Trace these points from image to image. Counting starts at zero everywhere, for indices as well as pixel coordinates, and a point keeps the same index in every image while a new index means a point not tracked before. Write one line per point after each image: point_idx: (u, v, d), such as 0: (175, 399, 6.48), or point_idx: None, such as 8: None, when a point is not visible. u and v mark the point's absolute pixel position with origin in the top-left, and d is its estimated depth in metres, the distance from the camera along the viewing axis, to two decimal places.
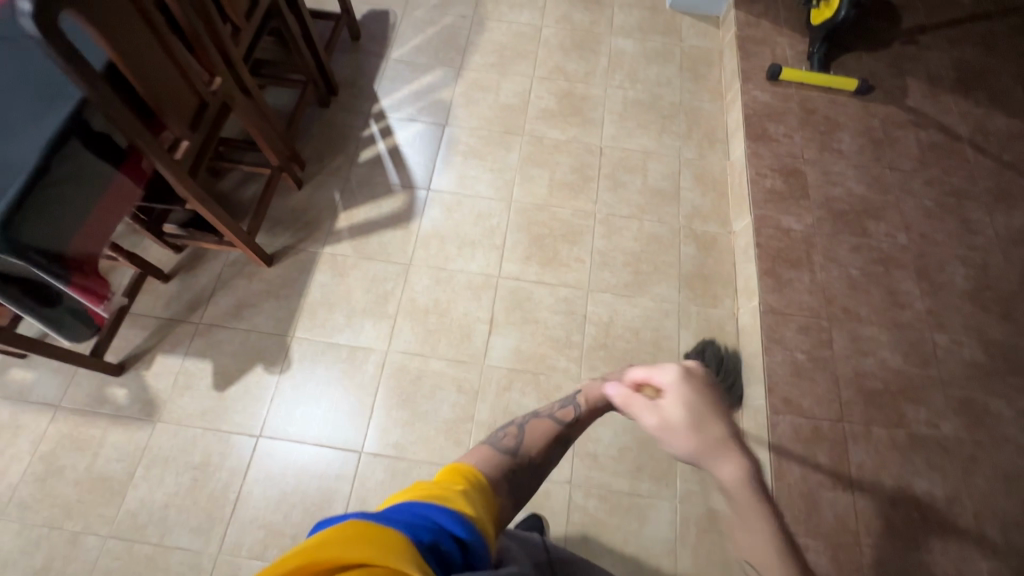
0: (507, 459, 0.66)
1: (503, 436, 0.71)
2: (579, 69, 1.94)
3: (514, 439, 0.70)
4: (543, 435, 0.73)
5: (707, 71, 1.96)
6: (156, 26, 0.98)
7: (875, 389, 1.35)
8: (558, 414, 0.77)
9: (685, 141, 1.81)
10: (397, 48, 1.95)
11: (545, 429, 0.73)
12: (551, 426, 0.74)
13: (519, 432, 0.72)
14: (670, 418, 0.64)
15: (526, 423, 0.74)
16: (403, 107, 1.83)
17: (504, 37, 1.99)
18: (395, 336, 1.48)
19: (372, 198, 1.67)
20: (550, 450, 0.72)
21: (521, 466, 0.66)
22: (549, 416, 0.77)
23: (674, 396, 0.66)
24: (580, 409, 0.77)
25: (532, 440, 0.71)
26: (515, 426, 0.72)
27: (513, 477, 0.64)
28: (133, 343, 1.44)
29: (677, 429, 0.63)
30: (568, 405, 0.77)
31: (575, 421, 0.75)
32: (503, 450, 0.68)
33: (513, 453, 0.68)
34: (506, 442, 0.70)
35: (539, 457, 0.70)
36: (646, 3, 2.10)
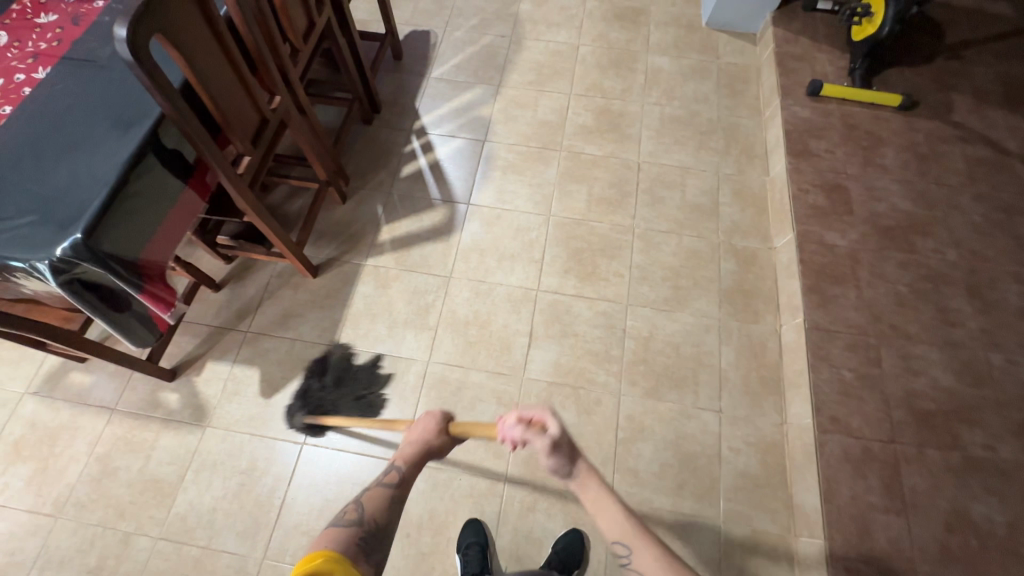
0: (355, 530, 0.72)
1: (342, 513, 0.75)
2: (616, 87, 1.96)
3: (357, 511, 0.75)
4: (381, 503, 0.78)
5: (745, 88, 1.96)
6: (228, 48, 1.04)
7: (929, 409, 1.31)
8: (383, 478, 0.81)
9: (723, 157, 1.81)
10: (437, 66, 2.01)
11: (379, 497, 0.78)
12: (383, 493, 0.79)
13: (359, 505, 0.76)
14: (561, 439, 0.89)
15: (363, 496, 0.78)
16: (443, 124, 1.88)
17: (541, 56, 2.04)
18: (434, 347, 1.50)
19: (413, 212, 1.71)
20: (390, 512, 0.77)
21: (370, 533, 0.72)
22: (379, 484, 0.81)
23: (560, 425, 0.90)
24: (402, 471, 0.82)
25: (374, 509, 0.76)
26: (353, 502, 0.76)
27: (365, 540, 0.71)
28: (186, 349, 1.50)
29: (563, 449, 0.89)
30: (392, 470, 0.82)
31: (402, 481, 0.81)
32: (351, 522, 0.73)
33: (360, 524, 0.73)
34: (349, 517, 0.74)
35: (385, 518, 0.76)
36: (682, 21, 2.12)
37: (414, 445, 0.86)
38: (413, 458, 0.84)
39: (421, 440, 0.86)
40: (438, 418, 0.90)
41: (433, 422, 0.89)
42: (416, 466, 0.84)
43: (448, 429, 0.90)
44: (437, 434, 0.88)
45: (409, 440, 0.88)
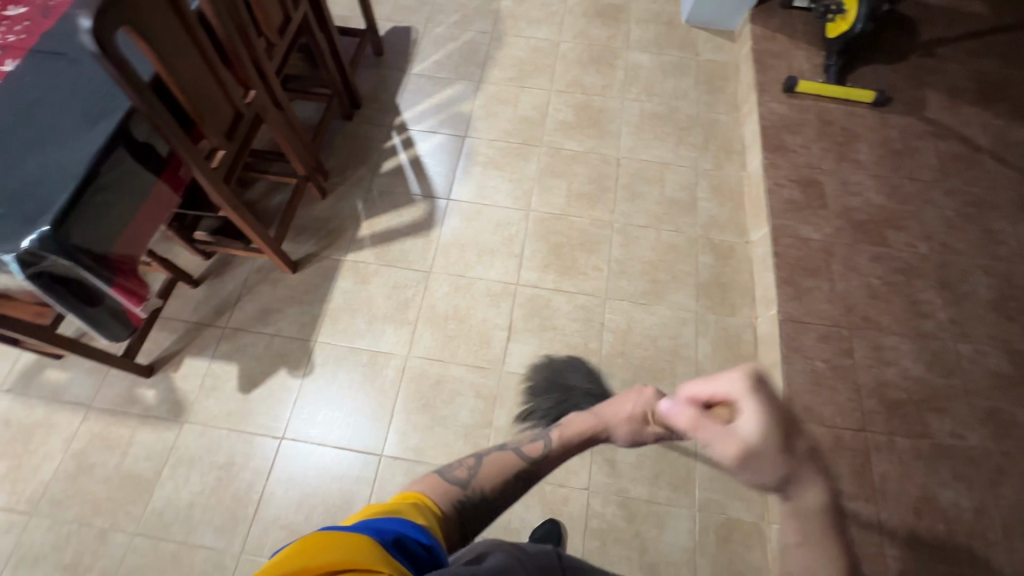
0: (458, 490, 0.70)
1: (456, 467, 0.74)
2: (597, 83, 1.97)
3: (470, 469, 0.74)
4: (500, 471, 0.75)
5: (723, 84, 1.99)
6: (200, 42, 1.04)
7: (898, 398, 1.34)
8: (524, 448, 0.78)
9: (701, 153, 1.83)
10: (418, 63, 2.02)
11: (503, 464, 0.76)
12: (511, 460, 0.76)
13: (474, 464, 0.75)
14: (750, 434, 0.62)
15: (485, 455, 0.77)
16: (424, 120, 1.88)
17: (523, 52, 2.04)
18: (414, 342, 1.50)
19: (393, 208, 1.71)
20: (505, 483, 0.75)
21: (471, 500, 0.70)
22: (516, 449, 0.79)
23: (750, 409, 0.64)
24: (551, 444, 0.78)
25: (489, 474, 0.74)
26: (472, 458, 0.76)
27: (462, 510, 0.69)
28: (163, 346, 1.49)
29: (758, 451, 0.62)
30: (536, 440, 0.78)
31: (541, 457, 0.77)
32: (456, 480, 0.72)
33: (463, 486, 0.71)
34: (459, 473, 0.73)
35: (493, 492, 0.73)
36: (662, 18, 2.14)
37: (595, 420, 0.82)
38: (572, 433, 0.80)
39: (607, 416, 0.81)
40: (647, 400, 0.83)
41: (641, 400, 0.82)
42: (568, 450, 0.79)
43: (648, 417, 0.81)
44: (629, 420, 0.81)
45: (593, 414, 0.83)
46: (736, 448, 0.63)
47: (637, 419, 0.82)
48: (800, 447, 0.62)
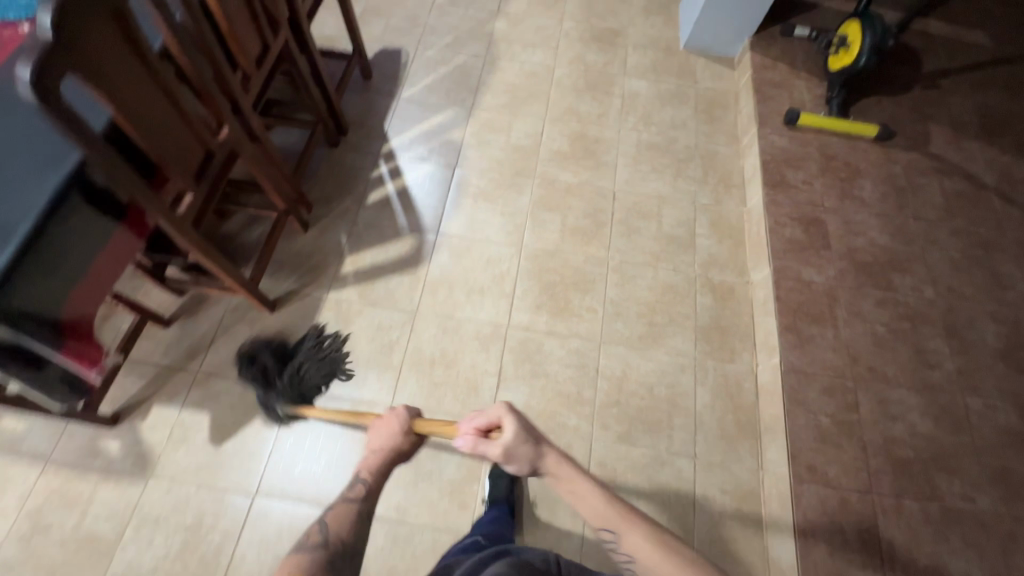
0: (320, 553, 0.69)
1: (305, 538, 0.72)
2: (592, 111, 1.91)
3: (319, 533, 0.73)
4: (349, 521, 0.76)
5: (722, 113, 1.92)
6: (165, 82, 0.96)
7: (906, 456, 1.27)
8: (349, 494, 0.81)
9: (700, 186, 1.77)
10: (408, 86, 1.94)
11: (344, 514, 0.77)
12: (350, 510, 0.78)
13: (321, 528, 0.74)
14: (514, 435, 0.82)
15: (324, 517, 0.76)
16: (413, 147, 1.80)
17: (516, 77, 1.98)
18: (398, 389, 1.42)
19: (379, 242, 1.63)
20: (357, 528, 0.76)
21: (339, 555, 0.71)
22: (344, 500, 0.80)
23: (515, 422, 0.83)
24: (367, 483, 0.83)
25: (341, 527, 0.75)
26: (317, 523, 0.75)
27: (336, 565, 0.69)
28: (130, 392, 1.40)
29: (515, 452, 0.81)
30: (357, 484, 0.82)
31: (369, 493, 0.81)
32: (315, 547, 0.71)
33: (324, 546, 0.71)
34: (311, 541, 0.72)
35: (354, 539, 0.74)
36: (660, 44, 2.08)
37: (381, 453, 0.89)
38: (376, 467, 0.86)
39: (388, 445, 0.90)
40: (403, 418, 0.95)
41: (395, 424, 0.94)
42: (379, 478, 0.85)
43: (413, 429, 0.95)
44: (403, 437, 0.93)
45: (376, 449, 0.90)
46: (500, 451, 0.82)
47: (404, 435, 0.93)
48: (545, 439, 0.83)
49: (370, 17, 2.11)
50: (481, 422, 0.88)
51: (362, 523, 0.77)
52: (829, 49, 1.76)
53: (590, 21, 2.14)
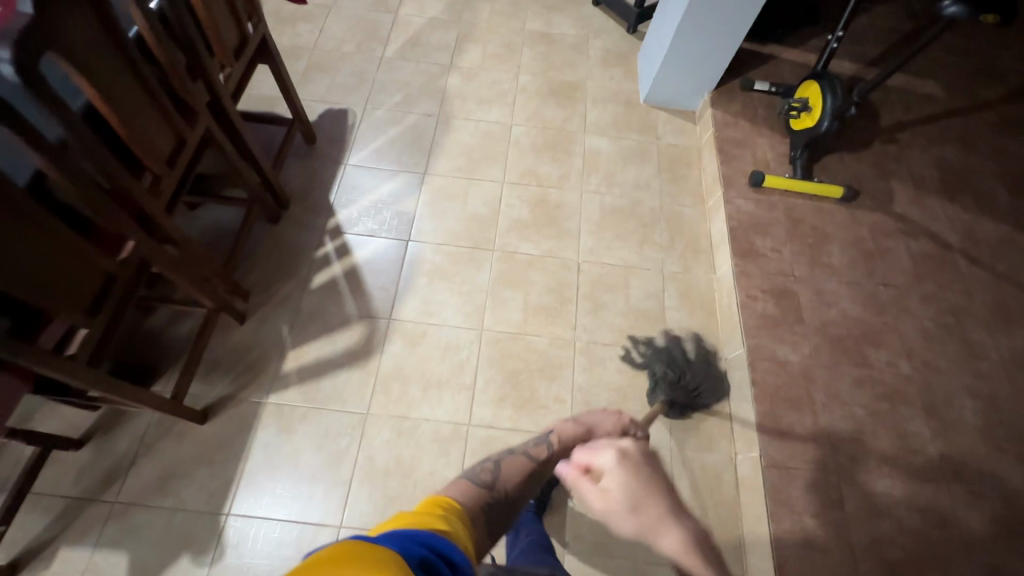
0: (482, 493, 0.69)
1: (480, 470, 0.74)
2: (553, 172, 1.82)
3: (490, 472, 0.74)
4: (519, 472, 0.77)
5: (686, 171, 1.86)
6: (34, 216, 0.80)
7: (895, 557, 1.20)
8: (532, 451, 0.81)
9: (667, 253, 1.69)
10: (355, 152, 1.81)
11: (521, 464, 0.78)
12: (526, 463, 0.79)
13: (496, 468, 0.76)
14: (613, 491, 0.66)
15: (502, 460, 0.78)
16: (361, 222, 1.67)
17: (471, 137, 1.87)
18: (349, 507, 1.28)
19: (325, 333, 1.48)
20: (523, 486, 0.76)
21: (500, 501, 0.71)
22: (524, 452, 0.80)
23: (619, 480, 0.67)
24: (552, 447, 0.83)
25: (513, 474, 0.75)
26: (491, 461, 0.76)
27: (492, 510, 0.69)
28: (31, 534, 1.21)
29: (620, 511, 0.64)
30: (541, 444, 0.82)
31: (547, 459, 0.81)
32: (483, 483, 0.72)
33: (489, 488, 0.71)
34: (483, 477, 0.74)
35: (519, 493, 0.73)
36: (620, 97, 2.02)
37: (581, 427, 0.89)
38: (567, 437, 0.85)
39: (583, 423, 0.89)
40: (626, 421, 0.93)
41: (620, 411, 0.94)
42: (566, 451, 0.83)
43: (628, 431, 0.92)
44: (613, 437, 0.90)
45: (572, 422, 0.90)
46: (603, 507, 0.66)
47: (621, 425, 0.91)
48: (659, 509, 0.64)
49: (312, 74, 1.97)
50: (579, 458, 0.72)
51: (530, 480, 0.77)
52: (791, 111, 1.73)
53: (547, 74, 2.06)
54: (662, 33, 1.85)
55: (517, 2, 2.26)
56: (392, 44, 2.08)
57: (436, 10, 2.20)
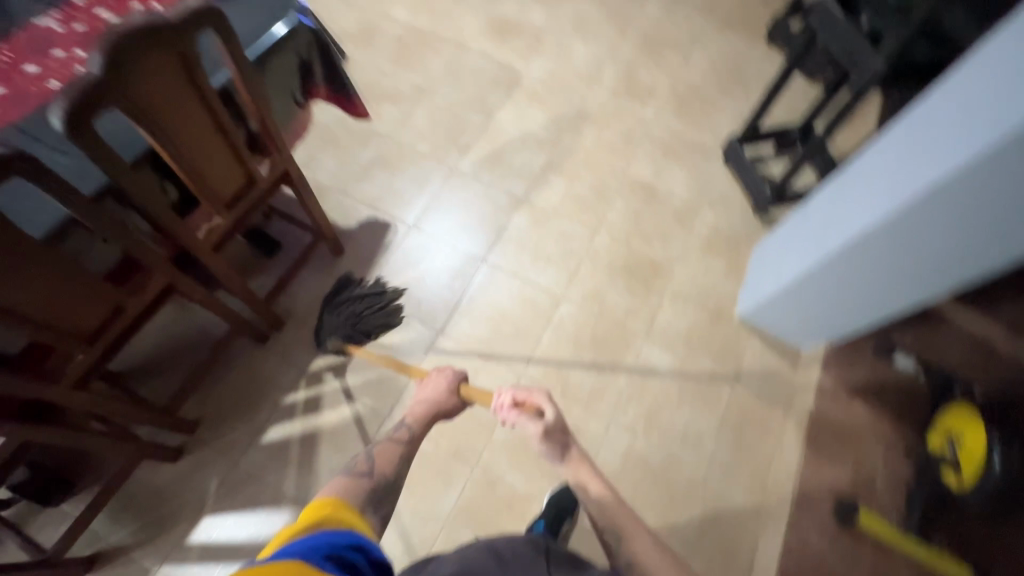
0: (365, 481, 0.81)
1: (355, 465, 0.85)
2: (585, 382, 1.47)
3: (366, 465, 0.84)
4: (391, 460, 0.88)
5: (758, 438, 1.40)
6: None
7: None
8: (394, 436, 0.94)
9: (688, 553, 1.27)
10: (376, 281, 1.59)
11: (389, 453, 0.89)
12: (396, 449, 0.91)
13: (370, 460, 0.87)
14: (551, 426, 0.90)
15: (373, 451, 0.89)
16: (346, 375, 1.45)
17: (508, 302, 1.57)
18: None
19: (250, 507, 1.28)
20: (399, 466, 0.88)
21: (380, 484, 0.82)
22: (388, 440, 0.92)
23: (552, 409, 0.92)
24: (410, 431, 0.95)
25: (385, 464, 0.87)
26: (363, 456, 0.87)
27: (372, 495, 0.79)
28: None
29: (555, 436, 0.90)
30: (399, 429, 0.94)
31: (410, 438, 0.93)
32: (359, 474, 0.82)
33: (368, 476, 0.82)
34: (361, 467, 0.84)
35: (393, 475, 0.86)
36: (709, 301, 1.59)
37: (425, 403, 1.03)
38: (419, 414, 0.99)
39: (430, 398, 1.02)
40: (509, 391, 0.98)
41: (446, 382, 1.07)
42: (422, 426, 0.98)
43: (460, 392, 1.06)
44: (449, 395, 1.06)
45: (423, 398, 1.04)
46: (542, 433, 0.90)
47: (453, 395, 1.06)
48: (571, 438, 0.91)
49: (375, 170, 1.78)
50: (515, 393, 0.95)
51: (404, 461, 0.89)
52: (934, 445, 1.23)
53: (630, 242, 1.69)
54: (783, 252, 1.39)
55: (632, 136, 1.90)
56: (471, 154, 1.84)
57: (536, 123, 1.91)
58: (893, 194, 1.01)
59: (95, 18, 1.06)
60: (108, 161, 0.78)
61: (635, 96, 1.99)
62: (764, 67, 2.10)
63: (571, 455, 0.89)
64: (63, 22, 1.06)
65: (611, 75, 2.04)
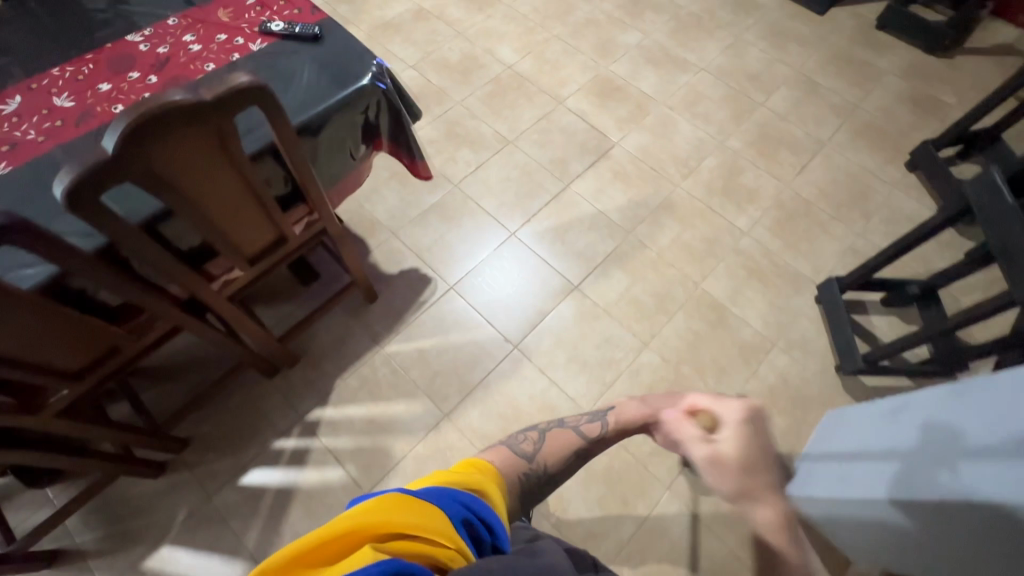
0: (521, 463, 0.64)
1: (522, 440, 0.69)
2: (584, 519, 1.31)
3: (533, 444, 0.69)
4: (562, 453, 0.70)
5: None
6: None
7: None
8: (582, 427, 0.75)
9: None
10: (399, 340, 1.51)
11: (564, 444, 0.71)
12: (572, 439, 0.73)
13: (539, 440, 0.70)
14: (723, 455, 0.73)
15: (548, 432, 0.72)
16: (340, 434, 1.38)
17: (528, 400, 1.44)
18: None
19: (208, 548, 1.25)
20: (565, 463, 0.70)
21: (537, 476, 0.65)
22: (574, 427, 0.75)
23: (735, 429, 0.75)
24: (607, 426, 0.74)
25: (554, 450, 0.69)
26: (536, 431, 0.71)
27: (526, 483, 0.63)
28: None
29: (723, 464, 0.73)
30: (593, 421, 0.75)
31: (598, 437, 0.73)
32: (521, 453, 0.66)
33: (529, 459, 0.66)
34: (524, 447, 0.68)
35: (556, 470, 0.67)
36: None
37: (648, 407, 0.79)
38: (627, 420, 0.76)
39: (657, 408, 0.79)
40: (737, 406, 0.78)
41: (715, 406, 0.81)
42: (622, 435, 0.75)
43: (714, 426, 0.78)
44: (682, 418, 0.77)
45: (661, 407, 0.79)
46: (706, 455, 0.73)
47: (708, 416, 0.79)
48: (761, 476, 0.73)
49: (432, 218, 1.71)
50: (698, 401, 0.79)
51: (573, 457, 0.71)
52: None
53: (679, 368, 1.49)
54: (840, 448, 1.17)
55: (715, 243, 1.69)
56: (535, 222, 1.71)
57: (612, 203, 1.75)
58: (921, 479, 0.79)
59: (180, 43, 1.08)
60: (115, 227, 0.74)
61: (733, 197, 1.78)
62: (893, 195, 1.80)
63: (740, 492, 0.72)
64: (150, 41, 1.08)
65: (709, 168, 1.83)
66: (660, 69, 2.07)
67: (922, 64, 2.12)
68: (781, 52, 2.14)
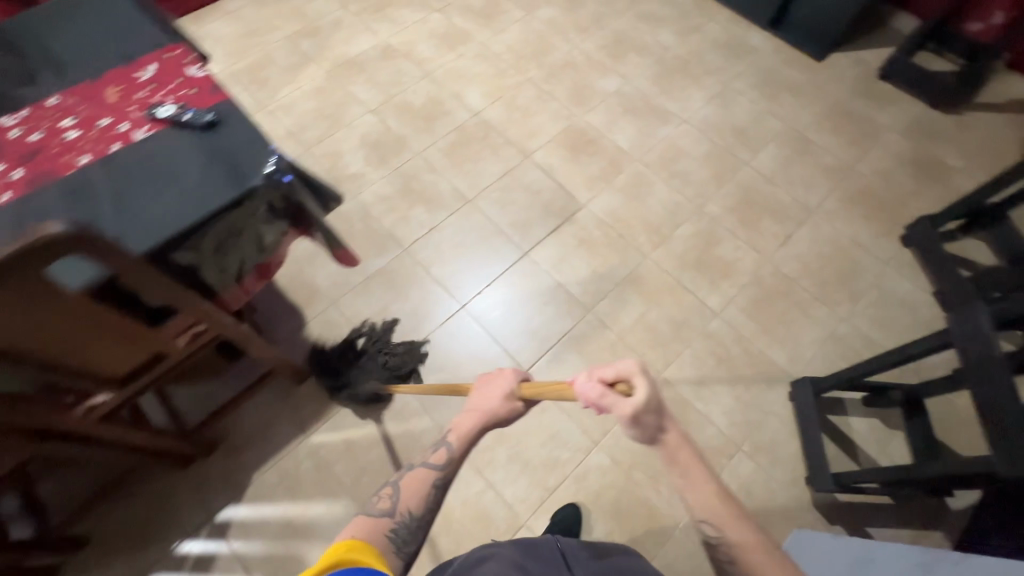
0: (386, 521, 0.68)
1: (377, 500, 0.72)
2: None
3: (390, 499, 0.71)
4: (420, 493, 0.73)
5: None
6: None
7: None
8: (430, 459, 0.76)
9: None
10: (326, 428, 1.39)
11: (418, 483, 0.74)
12: (423, 477, 0.75)
13: (395, 493, 0.73)
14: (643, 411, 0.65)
15: (401, 481, 0.75)
16: (251, 536, 1.27)
17: (460, 505, 1.31)
18: None
19: None
20: (428, 499, 0.73)
21: (405, 525, 0.69)
22: (423, 464, 0.76)
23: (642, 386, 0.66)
24: (450, 451, 0.76)
25: (409, 498, 0.72)
26: (389, 486, 0.73)
27: (397, 537, 0.67)
28: None
29: (642, 422, 0.65)
30: (437, 449, 0.77)
31: (448, 463, 0.75)
32: (380, 512, 0.69)
33: (390, 515, 0.69)
34: (382, 505, 0.71)
35: (419, 511, 0.72)
36: None
37: (475, 408, 0.79)
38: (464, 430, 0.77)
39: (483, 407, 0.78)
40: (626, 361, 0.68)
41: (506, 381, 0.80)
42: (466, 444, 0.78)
43: (519, 393, 0.79)
44: (506, 399, 0.79)
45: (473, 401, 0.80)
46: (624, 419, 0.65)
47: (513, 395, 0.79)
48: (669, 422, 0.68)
49: (377, 286, 1.58)
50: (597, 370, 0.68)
51: (434, 491, 0.74)
52: None
53: (630, 472, 1.36)
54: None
55: (682, 326, 1.54)
56: (487, 294, 1.58)
57: (573, 274, 1.61)
58: None
59: (56, 127, 0.95)
60: None
61: (706, 271, 1.63)
62: (884, 274, 1.64)
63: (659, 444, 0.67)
64: (23, 126, 0.96)
65: (683, 237, 1.69)
66: (639, 120, 1.91)
67: (925, 122, 1.94)
68: (772, 103, 1.97)
